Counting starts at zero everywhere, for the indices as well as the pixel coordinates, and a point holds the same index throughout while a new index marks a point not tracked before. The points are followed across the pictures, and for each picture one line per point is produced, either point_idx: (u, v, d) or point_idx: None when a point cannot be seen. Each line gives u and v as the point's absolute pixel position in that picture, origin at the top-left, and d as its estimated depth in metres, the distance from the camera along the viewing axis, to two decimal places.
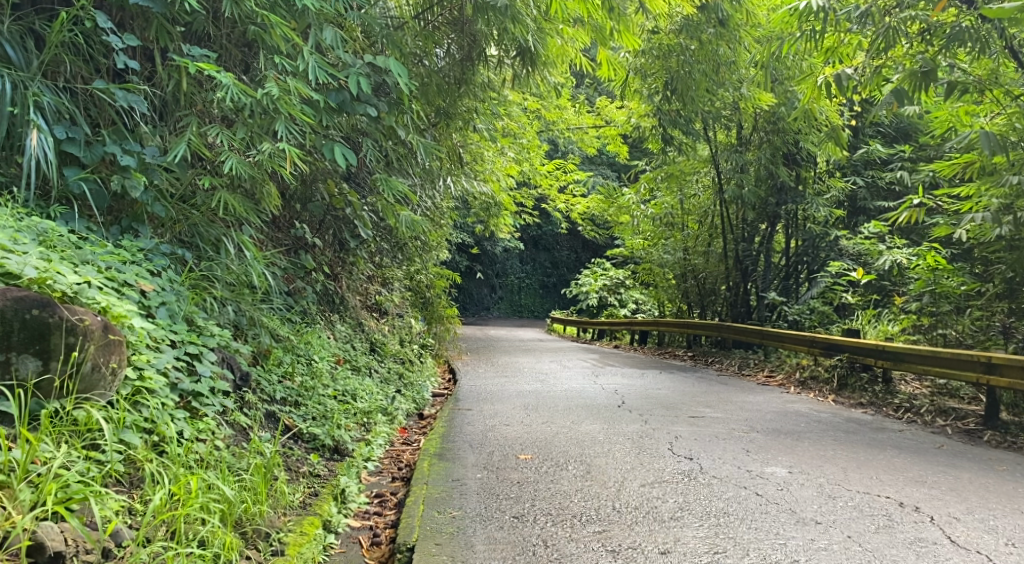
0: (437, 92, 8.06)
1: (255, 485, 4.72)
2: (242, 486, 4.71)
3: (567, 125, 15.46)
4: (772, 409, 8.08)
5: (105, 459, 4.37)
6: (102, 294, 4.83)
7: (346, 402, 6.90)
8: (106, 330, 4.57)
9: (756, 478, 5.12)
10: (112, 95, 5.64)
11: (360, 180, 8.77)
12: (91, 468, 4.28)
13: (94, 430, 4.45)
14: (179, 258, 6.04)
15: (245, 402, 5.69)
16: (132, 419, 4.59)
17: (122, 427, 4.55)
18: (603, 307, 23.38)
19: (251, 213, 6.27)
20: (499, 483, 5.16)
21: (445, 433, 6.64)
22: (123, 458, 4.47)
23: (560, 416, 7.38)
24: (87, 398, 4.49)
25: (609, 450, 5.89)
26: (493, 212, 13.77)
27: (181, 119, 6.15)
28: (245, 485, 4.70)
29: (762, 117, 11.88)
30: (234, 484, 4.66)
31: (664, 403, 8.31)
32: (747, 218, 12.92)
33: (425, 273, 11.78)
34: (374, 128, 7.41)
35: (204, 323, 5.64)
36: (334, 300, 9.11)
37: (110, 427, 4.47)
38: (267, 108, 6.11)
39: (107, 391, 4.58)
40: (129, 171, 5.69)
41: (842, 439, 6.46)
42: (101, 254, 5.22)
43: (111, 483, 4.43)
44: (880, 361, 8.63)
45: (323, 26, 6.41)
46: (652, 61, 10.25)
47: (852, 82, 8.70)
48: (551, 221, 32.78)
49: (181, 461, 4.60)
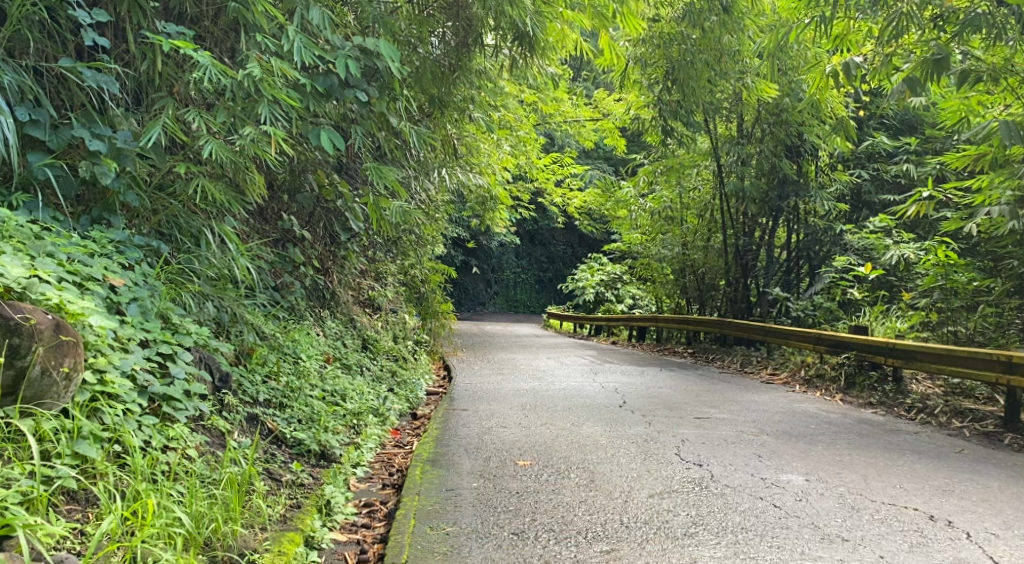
0: (430, 79, 7.67)
1: (229, 501, 4.38)
2: (214, 502, 4.36)
3: (564, 118, 15.08)
4: (779, 409, 7.73)
5: (56, 474, 4.03)
6: (56, 289, 4.46)
7: (335, 403, 6.55)
8: (56, 330, 4.22)
9: (773, 487, 4.78)
10: (80, 76, 5.29)
11: (350, 170, 8.41)
12: (35, 485, 3.92)
13: (46, 440, 4.13)
14: (155, 252, 5.68)
15: (224, 405, 5.34)
16: (89, 428, 4.24)
17: (78, 437, 4.22)
18: (601, 303, 23.01)
19: (233, 202, 5.90)
20: (496, 493, 4.81)
21: (439, 436, 6.28)
22: (78, 471, 4.13)
23: (559, 416, 7.05)
24: (36, 407, 4.14)
25: (613, 455, 5.54)
26: (488, 206, 13.35)
27: (157, 102, 5.80)
28: (216, 502, 4.34)
29: (765, 108, 11.44)
30: (204, 502, 4.30)
31: (667, 403, 7.99)
32: (748, 211, 12.51)
33: (419, 268, 11.43)
34: (364, 115, 7.02)
35: (179, 320, 5.27)
36: (325, 296, 8.75)
37: (63, 436, 4.13)
38: (249, 91, 5.76)
39: (59, 398, 4.22)
40: (100, 157, 5.33)
41: (857, 442, 6.12)
42: (63, 246, 4.87)
43: (64, 501, 4.10)
44: (891, 360, 8.27)
45: (310, 5, 6.05)
46: (653, 50, 9.85)
47: (860, 71, 8.40)
48: (547, 216, 32.39)
49: (146, 475, 4.25)
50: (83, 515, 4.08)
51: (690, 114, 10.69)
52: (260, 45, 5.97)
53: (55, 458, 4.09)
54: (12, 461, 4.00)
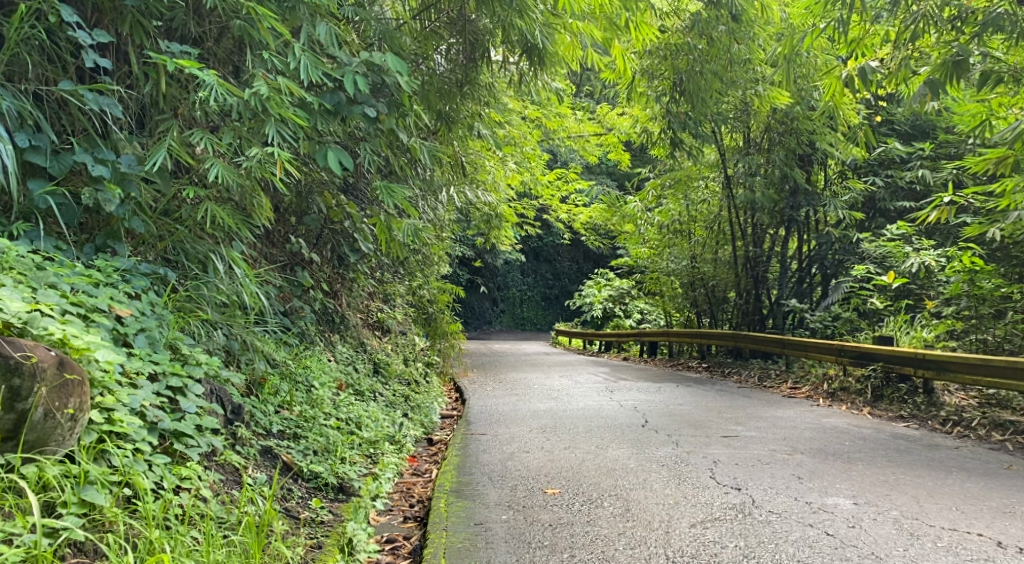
0: (437, 95, 7.41)
1: (247, 546, 4.13)
2: (231, 550, 4.11)
3: (568, 134, 14.81)
4: (808, 424, 7.45)
5: (61, 525, 3.78)
6: (59, 323, 4.23)
7: (350, 432, 6.30)
8: (60, 368, 4.00)
9: (821, 513, 4.53)
10: (81, 99, 5.09)
11: (358, 191, 8.18)
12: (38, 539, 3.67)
13: (50, 488, 3.88)
14: (162, 280, 5.47)
15: (237, 439, 5.12)
16: (95, 474, 4.00)
17: (85, 483, 3.98)
18: (609, 319, 22.72)
19: (242, 226, 5.69)
20: (529, 527, 4.56)
21: (459, 464, 6.01)
22: (85, 521, 3.89)
23: (582, 439, 6.78)
24: (38, 453, 3.92)
25: (645, 481, 5.28)
26: (494, 224, 13.00)
27: (161, 125, 5.59)
28: (235, 550, 4.09)
29: (775, 118, 11.13)
30: (220, 550, 4.04)
31: (691, 421, 7.70)
32: (760, 221, 12.25)
33: (427, 288, 11.18)
34: (373, 133, 6.79)
35: (189, 351, 5.04)
36: (335, 320, 8.49)
37: (68, 483, 3.90)
38: (256, 110, 5.54)
39: (64, 443, 3.99)
40: (103, 183, 5.12)
41: (897, 459, 5.86)
42: (66, 276, 4.65)
43: (71, 554, 3.84)
44: (920, 371, 7.99)
45: (316, 21, 5.85)
46: (659, 61, 9.57)
47: (877, 76, 8.02)
48: (552, 232, 32.18)
49: (158, 522, 4.00)
50: None
51: (700, 125, 10.47)
52: (265, 63, 5.77)
53: (60, 508, 3.85)
54: (13, 513, 3.76)
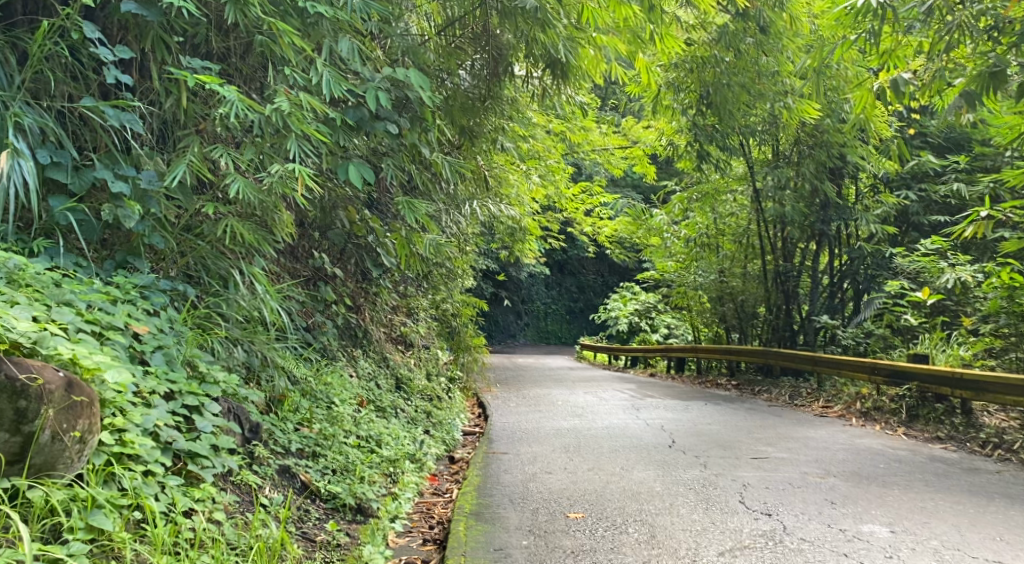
0: (461, 111, 7.30)
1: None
2: None
3: (593, 147, 14.67)
4: (841, 445, 7.26)
5: (67, 551, 3.69)
6: (70, 342, 4.16)
7: (370, 449, 6.19)
8: (68, 390, 3.94)
9: (856, 541, 4.40)
10: (102, 114, 5.02)
11: (382, 205, 8.10)
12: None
13: (55, 512, 3.80)
14: (181, 296, 5.40)
15: (254, 458, 5.03)
16: (104, 497, 3.92)
17: (93, 507, 3.90)
18: (634, 333, 22.52)
19: (263, 242, 5.61)
20: (550, 554, 4.45)
21: (480, 485, 5.89)
22: (92, 547, 3.79)
23: (606, 459, 6.63)
24: (45, 476, 3.86)
25: (672, 505, 5.13)
26: (518, 238, 12.89)
27: (182, 140, 5.51)
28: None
29: (804, 131, 10.96)
30: None
31: (720, 440, 7.52)
32: (789, 235, 12.05)
33: (451, 302, 11.08)
34: (396, 148, 6.71)
35: (207, 368, 4.96)
36: (357, 334, 8.40)
37: (75, 508, 3.82)
38: (277, 126, 5.46)
39: (71, 466, 3.93)
40: (123, 199, 5.05)
41: (936, 483, 5.67)
42: (83, 294, 4.59)
43: None
44: (957, 391, 7.77)
45: (338, 36, 5.75)
46: (686, 74, 9.42)
47: (909, 88, 7.83)
48: (577, 245, 32.04)
49: (167, 548, 3.92)
50: None
51: (727, 138, 10.33)
52: (288, 78, 5.70)
53: (67, 533, 3.76)
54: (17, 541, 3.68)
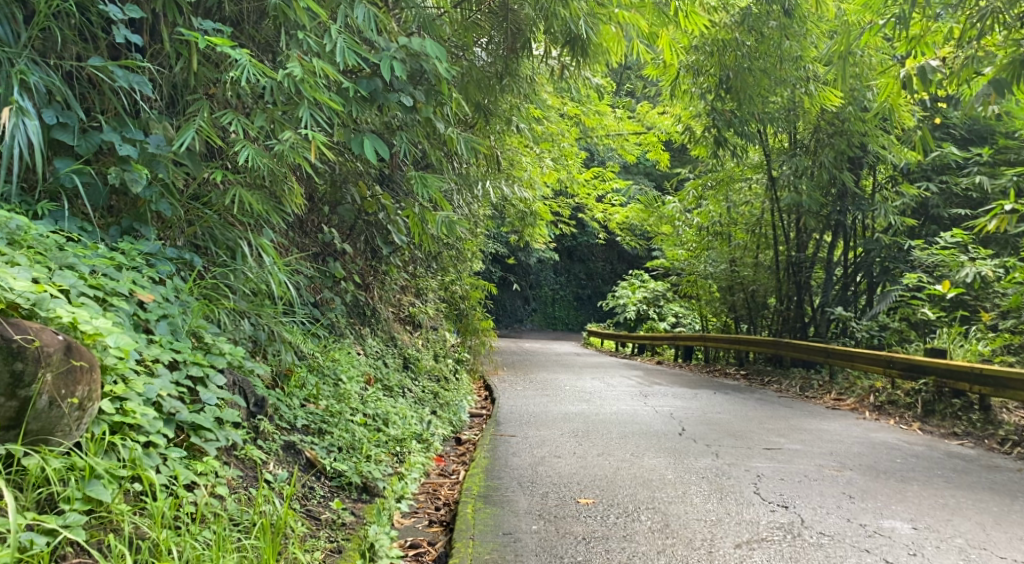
0: (476, 87, 7.23)
1: (259, 551, 3.92)
2: (243, 555, 3.90)
3: (607, 132, 14.35)
4: (855, 438, 7.12)
5: (62, 522, 3.60)
6: (71, 306, 4.04)
7: (377, 428, 6.07)
8: (67, 353, 3.82)
9: (878, 537, 4.28)
10: (110, 75, 4.87)
11: (393, 182, 7.95)
12: (36, 539, 3.50)
13: (52, 481, 3.70)
14: (187, 265, 5.27)
15: (259, 433, 4.91)
16: (102, 467, 3.81)
17: (91, 478, 3.80)
18: (642, 321, 22.37)
19: (272, 213, 5.48)
20: (561, 540, 4.33)
21: (488, 467, 5.76)
22: (88, 518, 3.70)
23: (616, 445, 6.49)
24: (42, 442, 3.74)
25: (684, 494, 4.99)
26: (528, 222, 12.72)
27: (192, 105, 5.35)
28: (246, 555, 3.87)
29: (825, 119, 10.73)
30: (232, 554, 3.83)
31: (730, 430, 7.38)
32: (805, 225, 11.86)
33: (460, 283, 10.93)
34: (410, 122, 6.54)
35: (212, 340, 4.84)
36: (366, 312, 8.26)
37: (72, 477, 3.72)
38: (289, 93, 5.30)
39: (70, 433, 3.82)
40: (130, 163, 4.90)
41: (956, 479, 5.53)
42: (86, 258, 4.47)
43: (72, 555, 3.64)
44: (976, 387, 7.61)
45: (354, 3, 5.57)
46: (706, 58, 9.19)
47: (937, 75, 7.60)
48: (587, 232, 31.85)
49: (167, 522, 3.82)
50: None
51: (746, 125, 10.15)
52: (301, 44, 5.52)
53: (63, 504, 3.66)
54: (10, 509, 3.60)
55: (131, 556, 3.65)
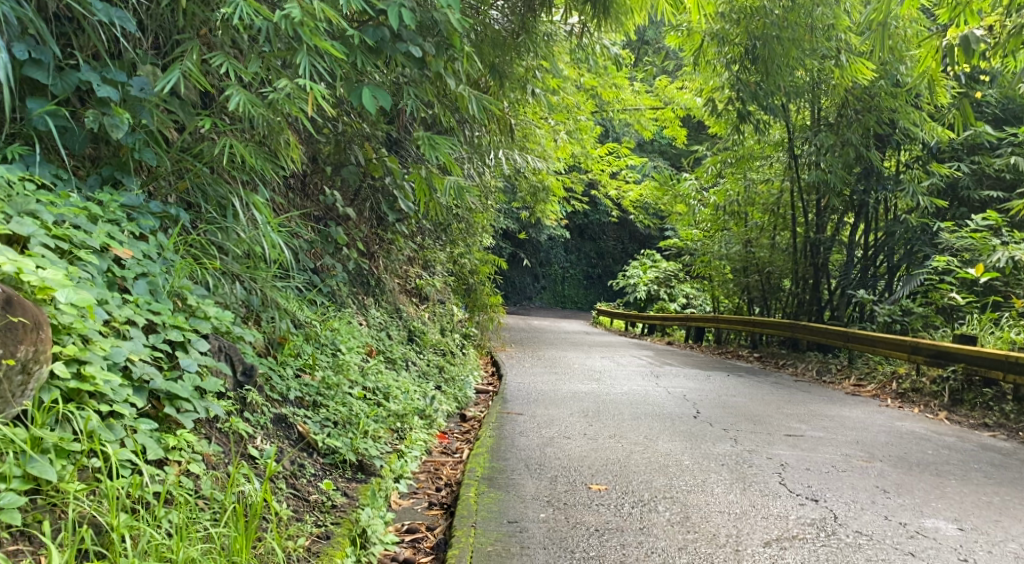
0: (490, 44, 6.67)
1: (231, 540, 3.60)
2: (212, 547, 3.57)
3: (623, 107, 13.75)
4: (882, 426, 6.72)
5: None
6: (20, 257, 3.72)
7: (375, 402, 5.68)
8: (6, 308, 3.45)
9: (920, 539, 3.93)
10: (89, 9, 4.46)
11: (402, 144, 7.54)
12: None
13: None
14: (173, 220, 4.90)
15: (247, 405, 4.53)
16: (49, 441, 3.47)
17: (37, 453, 3.46)
18: (653, 301, 21.92)
19: (266, 167, 5.08)
20: (572, 532, 3.96)
21: (494, 447, 5.39)
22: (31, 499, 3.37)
23: (629, 427, 6.10)
24: None
25: (703, 482, 4.63)
26: (541, 196, 12.28)
27: (180, 46, 4.94)
28: (214, 547, 3.54)
29: (852, 94, 10.20)
30: (198, 545, 3.51)
31: (749, 414, 6.99)
32: (827, 206, 11.39)
33: (469, 256, 10.50)
34: (418, 77, 6.09)
35: (197, 302, 4.47)
36: (370, 282, 7.83)
37: (11, 452, 3.37)
38: (287, 38, 4.88)
39: (11, 401, 3.43)
40: (110, 106, 4.52)
41: (996, 474, 5.15)
42: (55, 208, 4.14)
43: (12, 540, 3.32)
44: (1011, 375, 7.20)
45: None
46: (732, 27, 8.67)
47: (982, 46, 7.07)
48: (599, 210, 31.40)
49: (124, 504, 3.50)
50: (33, 557, 3.32)
51: (771, 98, 9.62)
52: None
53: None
54: None
55: (80, 542, 3.34)
